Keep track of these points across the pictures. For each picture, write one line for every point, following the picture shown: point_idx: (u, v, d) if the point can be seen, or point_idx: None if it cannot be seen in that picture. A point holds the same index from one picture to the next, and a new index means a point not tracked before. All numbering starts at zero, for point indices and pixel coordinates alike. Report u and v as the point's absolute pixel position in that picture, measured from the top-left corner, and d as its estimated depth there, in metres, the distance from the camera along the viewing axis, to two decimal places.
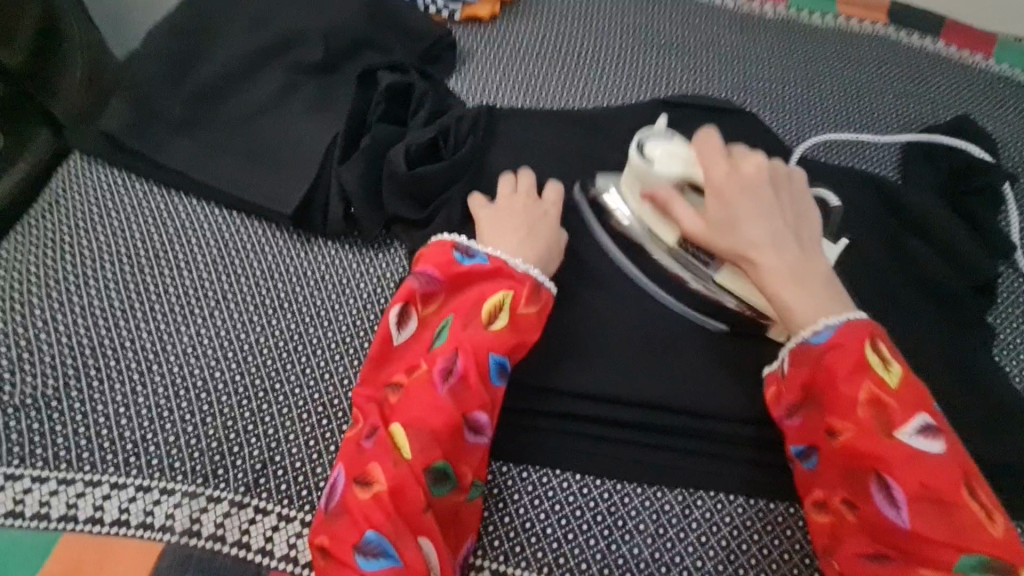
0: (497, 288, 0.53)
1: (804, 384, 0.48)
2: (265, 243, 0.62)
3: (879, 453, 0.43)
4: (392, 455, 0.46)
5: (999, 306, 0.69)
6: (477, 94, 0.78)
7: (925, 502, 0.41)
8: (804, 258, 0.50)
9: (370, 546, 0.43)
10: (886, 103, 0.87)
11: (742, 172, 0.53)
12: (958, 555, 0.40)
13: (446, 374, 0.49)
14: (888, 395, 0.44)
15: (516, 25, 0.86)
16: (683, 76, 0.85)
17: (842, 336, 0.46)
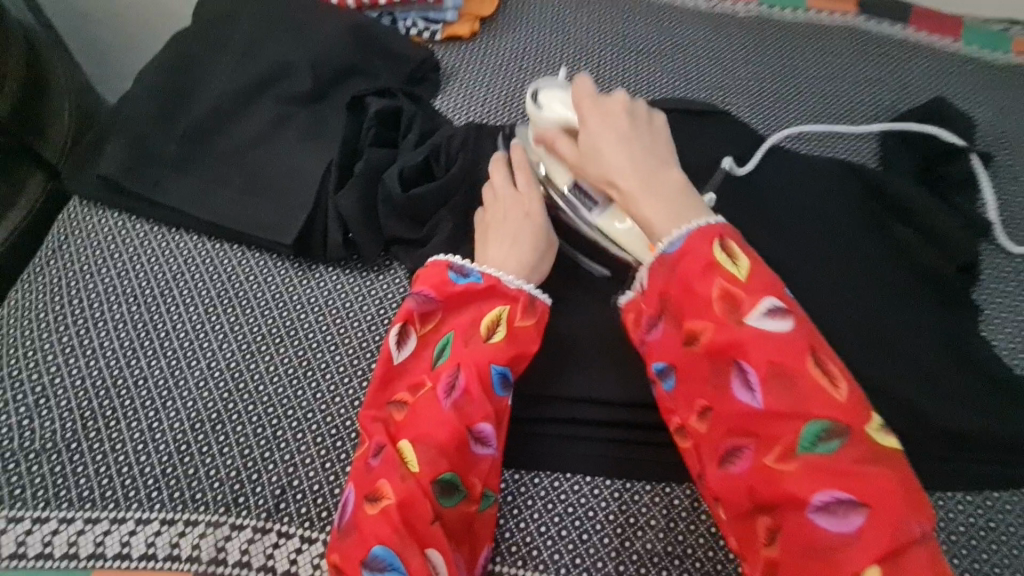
0: (494, 303, 0.55)
1: (660, 292, 0.49)
2: (267, 272, 0.64)
3: (734, 342, 0.44)
4: (399, 469, 0.48)
5: (982, 283, 0.72)
6: (463, 112, 0.80)
7: (773, 381, 0.42)
8: (641, 168, 0.52)
9: (379, 560, 0.45)
10: (861, 92, 0.89)
11: (607, 106, 0.56)
12: (802, 429, 0.42)
13: (449, 389, 0.51)
14: (739, 288, 0.45)
15: (496, 41, 0.88)
16: (662, 80, 0.87)
17: (689, 242, 0.47)
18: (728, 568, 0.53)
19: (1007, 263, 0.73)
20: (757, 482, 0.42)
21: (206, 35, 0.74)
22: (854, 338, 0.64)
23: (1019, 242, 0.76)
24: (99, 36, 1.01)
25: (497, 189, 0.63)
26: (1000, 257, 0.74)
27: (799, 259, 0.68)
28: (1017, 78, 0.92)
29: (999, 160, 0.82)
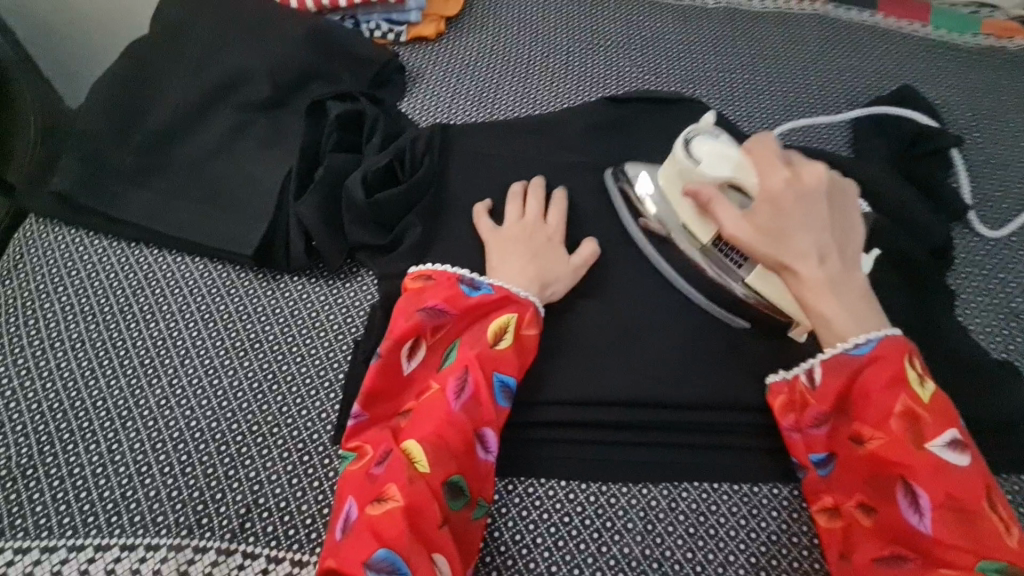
0: (501, 311, 0.55)
1: (837, 394, 0.49)
2: (229, 285, 0.62)
3: (907, 461, 0.44)
4: (407, 471, 0.46)
5: (957, 267, 0.71)
6: (430, 114, 0.79)
7: (948, 509, 0.43)
8: (841, 275, 0.50)
9: (383, 564, 0.42)
10: (832, 79, 0.88)
11: (804, 182, 0.51)
12: (980, 560, 0.41)
13: (458, 393, 0.51)
14: (922, 409, 0.45)
15: (462, 41, 0.86)
16: (632, 74, 0.86)
17: (884, 349, 0.47)
18: (707, 569, 0.52)
19: (981, 246, 0.73)
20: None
21: (162, 44, 0.73)
22: None
23: (992, 225, 0.75)
24: (57, 48, 0.98)
25: (514, 210, 0.63)
26: (974, 241, 0.73)
27: None
28: (987, 61, 0.91)
29: (971, 143, 0.82)
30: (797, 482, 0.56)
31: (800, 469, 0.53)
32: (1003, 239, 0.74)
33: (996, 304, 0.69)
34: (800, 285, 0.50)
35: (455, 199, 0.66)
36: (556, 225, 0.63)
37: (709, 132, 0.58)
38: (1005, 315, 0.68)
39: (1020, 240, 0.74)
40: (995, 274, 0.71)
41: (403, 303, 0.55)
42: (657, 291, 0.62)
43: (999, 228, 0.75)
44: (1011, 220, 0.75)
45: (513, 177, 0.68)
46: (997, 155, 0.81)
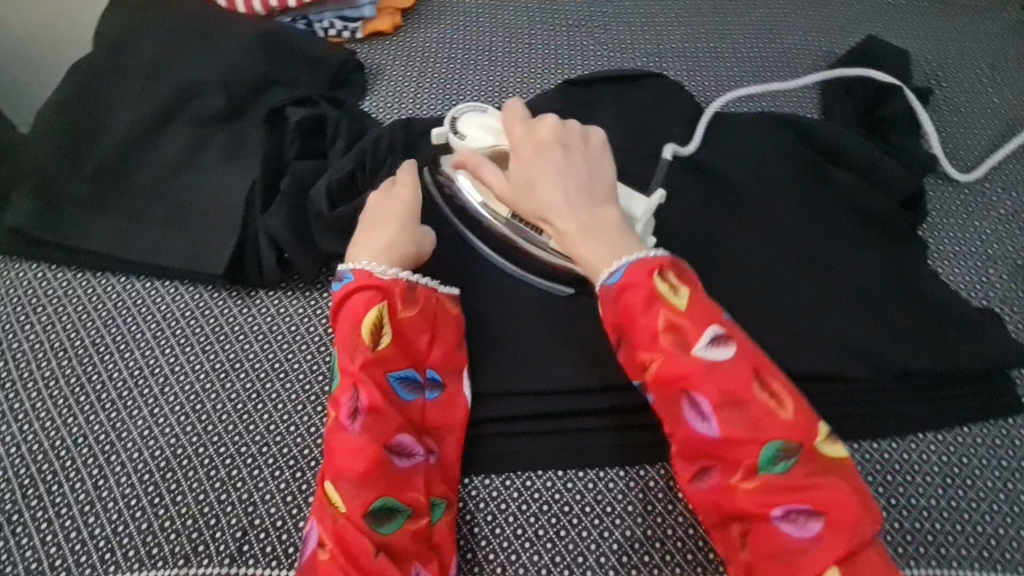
0: (362, 310, 0.53)
1: (613, 325, 0.51)
2: (204, 306, 0.61)
3: (682, 373, 0.47)
4: (329, 513, 0.47)
5: (932, 220, 0.72)
6: (393, 111, 0.77)
7: (725, 409, 0.46)
8: (588, 201, 0.55)
9: None
10: (799, 38, 0.87)
11: (537, 136, 0.57)
12: (760, 451, 0.45)
13: (353, 413, 0.50)
14: (682, 319, 0.48)
15: (419, 33, 0.84)
16: (597, 51, 0.84)
17: (631, 275, 0.50)
18: (711, 543, 0.52)
19: (954, 195, 0.73)
20: (723, 501, 0.46)
21: (107, 63, 0.70)
22: (815, 290, 0.63)
23: (965, 173, 0.76)
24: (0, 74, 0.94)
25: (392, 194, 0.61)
26: (946, 191, 0.74)
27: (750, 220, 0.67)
28: (947, 9, 0.91)
29: (938, 93, 0.82)
30: None
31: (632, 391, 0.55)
32: (974, 185, 0.74)
33: (973, 251, 0.69)
34: (563, 237, 0.54)
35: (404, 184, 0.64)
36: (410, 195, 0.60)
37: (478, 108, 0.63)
38: (982, 262, 0.69)
39: (990, 186, 0.74)
40: (970, 222, 0.71)
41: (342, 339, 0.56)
42: None
43: (971, 175, 0.75)
44: (980, 166, 0.76)
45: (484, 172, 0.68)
46: (964, 103, 0.81)
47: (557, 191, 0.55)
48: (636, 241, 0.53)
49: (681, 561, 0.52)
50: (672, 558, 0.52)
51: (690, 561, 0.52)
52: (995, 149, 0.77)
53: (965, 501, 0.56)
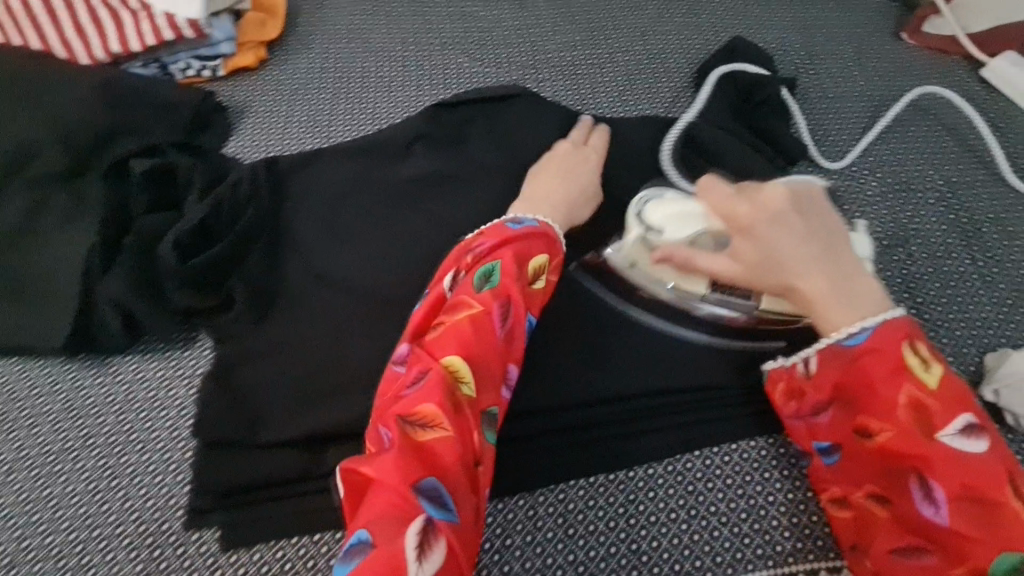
0: (537, 252, 0.55)
1: (835, 386, 0.48)
2: (54, 381, 0.57)
3: (918, 452, 0.43)
4: (450, 399, 0.44)
5: None
6: (260, 150, 0.74)
7: (964, 501, 0.42)
8: (843, 270, 0.49)
9: (430, 490, 0.39)
10: (673, 37, 0.88)
11: (770, 204, 0.50)
12: (1000, 557, 0.40)
13: (502, 319, 0.50)
14: (930, 397, 0.44)
15: (287, 65, 0.82)
16: (471, 68, 0.84)
17: (880, 339, 0.46)
18: (590, 568, 0.52)
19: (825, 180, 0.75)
20: None
21: None
22: None
23: (835, 158, 0.77)
24: None
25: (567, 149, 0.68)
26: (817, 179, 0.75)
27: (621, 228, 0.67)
28: None
29: (806, 81, 0.84)
30: (670, 458, 0.57)
31: (807, 456, 0.53)
32: (844, 170, 0.76)
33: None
34: (813, 306, 0.49)
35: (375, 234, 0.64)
36: (591, 163, 0.67)
37: (653, 196, 0.59)
38: None
39: (858, 170, 0.76)
40: (841, 207, 0.73)
41: (454, 254, 0.55)
42: None
43: (841, 159, 0.77)
44: (850, 150, 0.78)
45: (350, 210, 0.67)
46: (832, 89, 0.83)
47: (802, 264, 0.49)
48: (887, 306, 0.48)
49: None
50: None
51: None
52: (863, 132, 0.79)
53: None
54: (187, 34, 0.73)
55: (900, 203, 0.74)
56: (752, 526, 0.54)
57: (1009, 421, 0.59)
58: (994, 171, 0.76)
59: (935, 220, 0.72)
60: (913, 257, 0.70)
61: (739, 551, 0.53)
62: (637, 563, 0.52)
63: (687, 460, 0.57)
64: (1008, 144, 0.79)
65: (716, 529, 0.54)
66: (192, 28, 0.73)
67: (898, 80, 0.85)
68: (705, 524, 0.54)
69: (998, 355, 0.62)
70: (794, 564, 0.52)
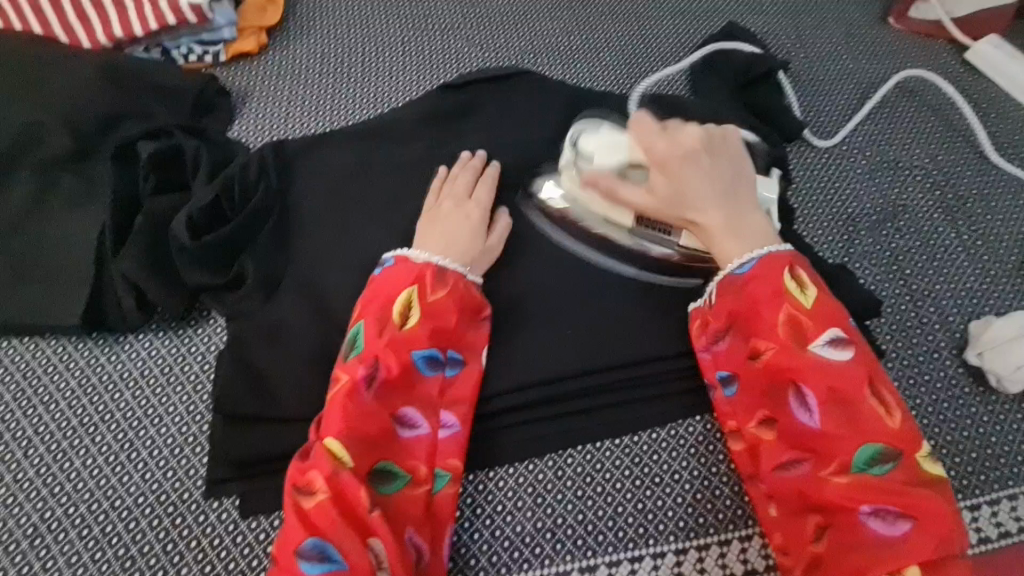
0: (402, 288, 0.55)
1: (729, 313, 0.54)
2: (65, 358, 0.58)
3: (794, 365, 0.49)
4: (332, 464, 0.47)
5: (796, 186, 0.75)
6: (264, 134, 0.75)
7: (831, 405, 0.48)
8: (736, 203, 0.56)
9: (313, 551, 0.44)
10: (667, 21, 0.90)
11: (683, 142, 0.57)
12: (859, 450, 0.47)
13: (370, 381, 0.52)
14: (805, 315, 0.50)
15: (288, 50, 0.82)
16: (470, 52, 0.85)
17: (765, 266, 0.53)
18: (598, 526, 0.56)
19: (816, 158, 0.77)
20: (812, 490, 0.48)
21: None
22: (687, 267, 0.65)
23: (824, 137, 0.80)
24: None
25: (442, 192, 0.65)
26: (806, 153, 0.78)
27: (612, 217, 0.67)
28: None
29: (796, 64, 0.86)
30: (673, 423, 0.60)
31: (710, 390, 0.58)
32: (833, 149, 0.78)
33: (831, 207, 0.74)
34: (705, 233, 0.56)
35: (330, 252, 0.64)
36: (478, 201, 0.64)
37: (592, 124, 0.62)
38: (842, 222, 0.73)
39: (847, 147, 0.79)
40: (830, 185, 0.75)
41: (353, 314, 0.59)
42: (514, 273, 0.64)
43: (829, 139, 0.79)
44: (838, 129, 0.80)
45: (356, 191, 0.69)
46: (822, 72, 0.86)
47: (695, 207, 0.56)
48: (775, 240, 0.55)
49: (571, 548, 0.55)
50: (562, 545, 0.55)
51: (580, 546, 0.55)
52: (850, 113, 0.82)
53: None
54: (189, 19, 0.73)
55: (888, 180, 0.76)
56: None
57: (991, 382, 0.62)
58: (977, 149, 0.79)
59: (921, 196, 0.75)
60: (898, 228, 0.73)
61: (739, 508, 0.57)
62: (642, 522, 0.56)
63: (690, 424, 0.61)
64: (989, 123, 0.82)
65: (717, 488, 0.58)
66: (194, 11, 0.73)
67: (885, 64, 0.87)
68: (707, 484, 0.58)
69: (979, 322, 0.65)
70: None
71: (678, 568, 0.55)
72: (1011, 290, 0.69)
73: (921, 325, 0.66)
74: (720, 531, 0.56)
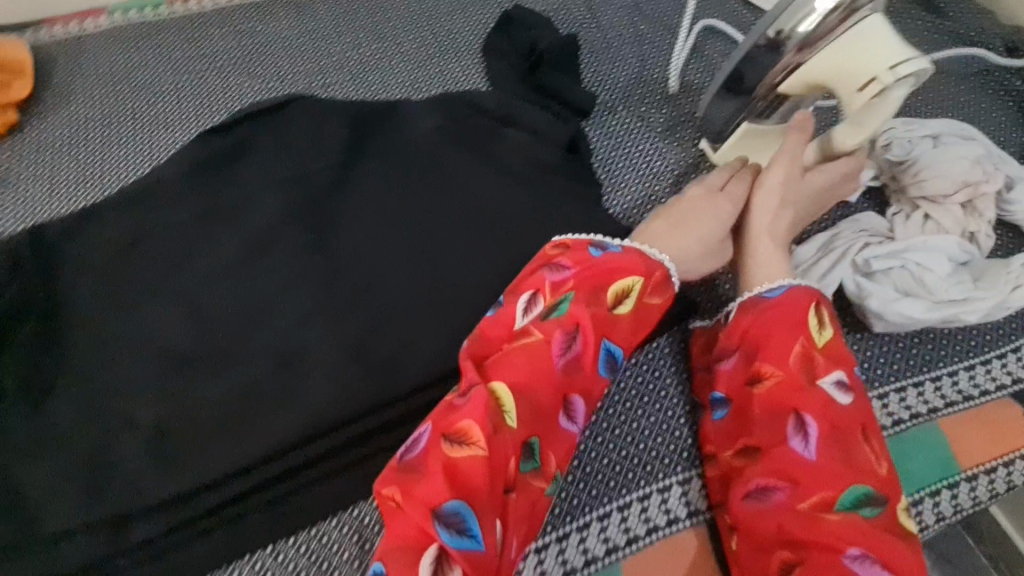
0: (630, 272, 0.57)
1: (741, 333, 0.57)
2: None
3: (796, 398, 0.51)
4: (500, 416, 0.48)
5: (600, 155, 0.77)
6: (25, 218, 0.68)
7: (829, 440, 0.50)
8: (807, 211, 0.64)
9: (454, 514, 0.43)
10: (455, 16, 0.88)
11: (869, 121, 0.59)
12: (845, 490, 0.48)
13: (563, 352, 0.52)
14: (818, 354, 0.53)
15: (45, 123, 0.75)
16: (252, 86, 0.80)
17: (790, 301, 0.56)
18: None
19: (617, 124, 0.79)
20: (789, 522, 0.48)
21: None
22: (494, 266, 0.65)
23: (621, 104, 0.81)
24: None
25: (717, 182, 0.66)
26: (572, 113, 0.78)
27: (411, 233, 0.66)
28: None
29: (587, 37, 0.87)
30: None
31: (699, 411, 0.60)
32: (631, 113, 0.80)
33: (609, 170, 0.76)
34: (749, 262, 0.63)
35: (108, 338, 0.59)
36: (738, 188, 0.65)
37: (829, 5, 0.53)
38: (650, 183, 0.75)
39: (615, 105, 0.81)
40: (633, 149, 0.77)
41: (533, 266, 0.57)
42: (312, 314, 0.61)
43: (625, 105, 0.81)
44: (631, 94, 0.82)
45: (131, 263, 0.63)
46: (612, 40, 0.87)
47: (769, 219, 0.63)
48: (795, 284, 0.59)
49: None
50: None
51: None
52: (644, 74, 0.83)
53: (665, 409, 0.63)
54: None
55: (688, 132, 0.78)
56: (654, 440, 0.61)
57: None
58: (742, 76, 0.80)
59: None
60: (662, 183, 0.75)
61: (573, 498, 0.58)
62: None
63: None
64: None
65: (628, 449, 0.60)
66: None
67: (673, 19, 0.89)
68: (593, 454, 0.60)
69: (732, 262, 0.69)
70: (686, 470, 0.60)
71: (562, 556, 0.55)
72: None
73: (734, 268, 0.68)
74: (557, 526, 0.56)
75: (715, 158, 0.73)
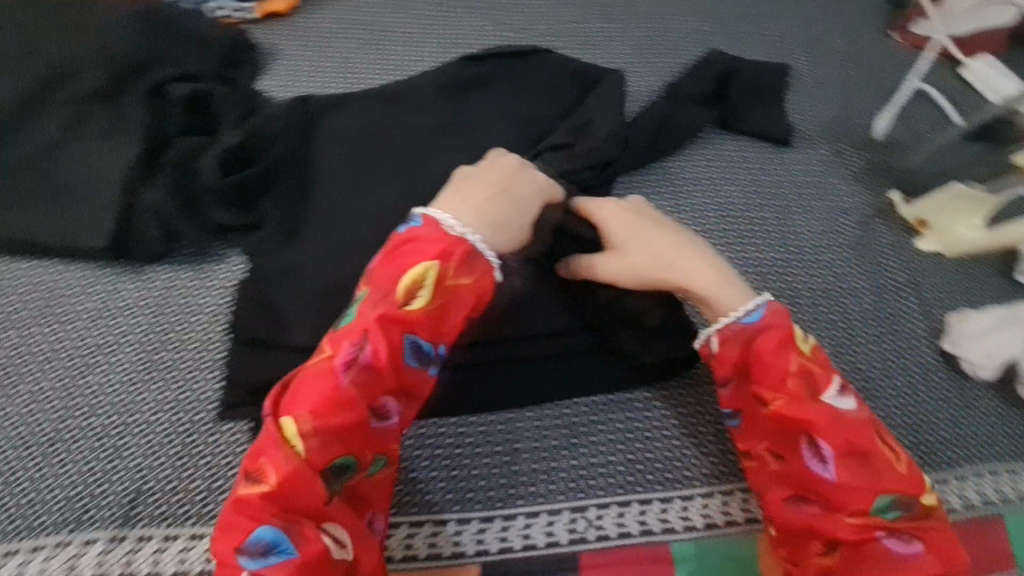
0: (416, 261, 0.49)
1: (737, 361, 0.53)
2: (89, 284, 0.62)
3: (806, 417, 0.49)
4: (282, 450, 0.43)
5: (796, 175, 0.80)
6: (291, 88, 0.78)
7: (850, 458, 0.48)
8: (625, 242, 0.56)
9: (261, 543, 0.42)
10: (680, 18, 0.93)
11: None
12: (877, 498, 0.47)
13: (350, 362, 0.46)
14: (812, 365, 0.51)
15: (316, 14, 0.85)
16: (491, 31, 0.88)
17: (769, 316, 0.52)
18: (591, 471, 0.60)
19: (814, 153, 0.83)
20: (824, 527, 0.49)
21: None
22: None
23: (821, 136, 0.84)
24: None
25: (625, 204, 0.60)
26: (755, 137, 0.83)
27: None
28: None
29: (798, 70, 0.91)
30: (666, 382, 0.64)
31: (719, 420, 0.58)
32: (829, 147, 0.83)
33: (801, 192, 0.79)
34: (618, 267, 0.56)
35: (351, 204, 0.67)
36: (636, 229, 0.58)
37: None
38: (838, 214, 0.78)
39: (814, 136, 0.84)
40: (826, 180, 0.80)
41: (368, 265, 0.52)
42: None
43: (824, 138, 0.84)
44: (833, 130, 0.85)
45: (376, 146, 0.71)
46: (821, 78, 0.90)
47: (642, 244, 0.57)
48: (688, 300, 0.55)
49: (563, 489, 0.59)
50: (556, 486, 0.59)
51: (572, 489, 0.59)
52: (847, 117, 0.87)
53: None
54: None
55: (880, 181, 0.81)
56: (705, 454, 0.61)
57: (962, 369, 0.67)
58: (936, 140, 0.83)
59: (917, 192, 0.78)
60: (848, 217, 0.78)
61: (687, 468, 0.60)
62: (614, 473, 0.60)
63: (681, 386, 0.64)
64: None
65: (684, 449, 0.61)
66: None
67: (883, 76, 0.92)
68: (638, 446, 0.61)
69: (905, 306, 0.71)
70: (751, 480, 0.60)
71: (686, 512, 0.58)
72: (951, 279, 0.74)
73: (901, 314, 0.71)
74: (665, 488, 0.59)
75: (904, 210, 0.77)
